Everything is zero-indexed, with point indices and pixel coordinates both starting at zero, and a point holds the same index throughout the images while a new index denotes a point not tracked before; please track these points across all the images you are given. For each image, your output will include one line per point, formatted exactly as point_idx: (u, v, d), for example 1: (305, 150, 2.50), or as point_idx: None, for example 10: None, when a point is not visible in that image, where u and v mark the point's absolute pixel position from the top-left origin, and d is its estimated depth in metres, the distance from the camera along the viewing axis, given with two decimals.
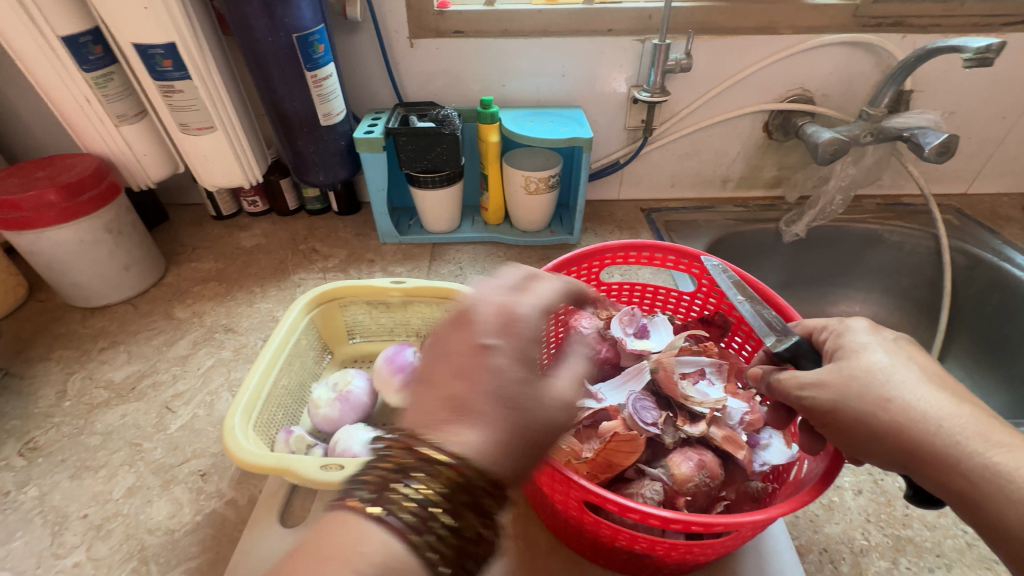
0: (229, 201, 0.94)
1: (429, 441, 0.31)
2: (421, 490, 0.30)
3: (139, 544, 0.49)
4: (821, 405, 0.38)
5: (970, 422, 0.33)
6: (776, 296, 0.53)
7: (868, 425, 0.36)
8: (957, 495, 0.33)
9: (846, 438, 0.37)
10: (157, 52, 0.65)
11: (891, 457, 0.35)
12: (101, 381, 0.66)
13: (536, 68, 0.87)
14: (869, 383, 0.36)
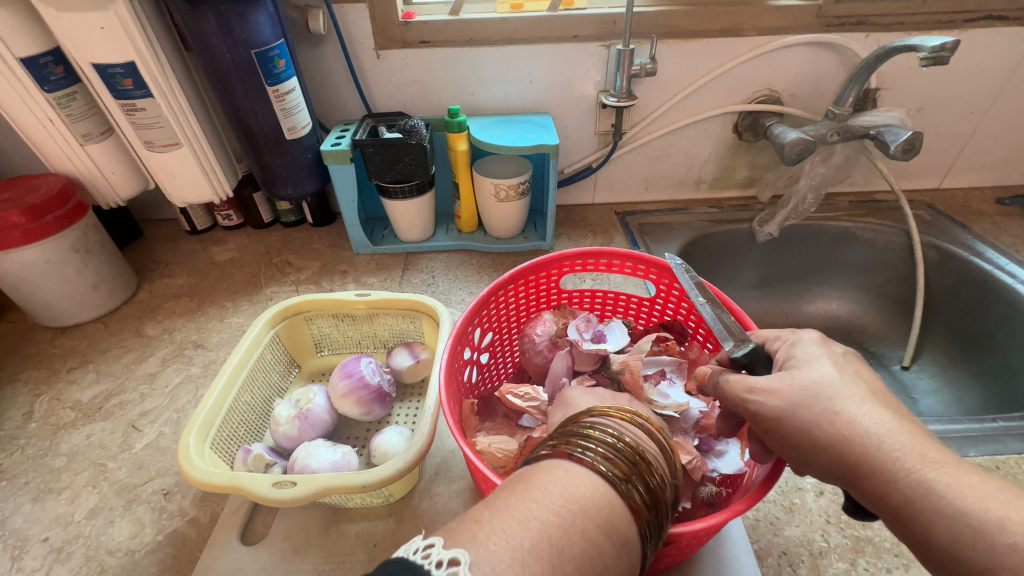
0: (203, 216, 0.94)
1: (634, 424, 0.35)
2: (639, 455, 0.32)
3: (99, 566, 0.49)
4: (767, 412, 0.38)
5: (908, 439, 0.33)
6: (733, 302, 0.52)
7: (814, 438, 0.36)
8: (889, 512, 0.33)
9: (788, 448, 0.37)
10: (117, 72, 0.65)
11: (831, 468, 0.35)
12: (68, 401, 0.66)
13: (505, 76, 0.87)
14: (816, 396, 0.36)
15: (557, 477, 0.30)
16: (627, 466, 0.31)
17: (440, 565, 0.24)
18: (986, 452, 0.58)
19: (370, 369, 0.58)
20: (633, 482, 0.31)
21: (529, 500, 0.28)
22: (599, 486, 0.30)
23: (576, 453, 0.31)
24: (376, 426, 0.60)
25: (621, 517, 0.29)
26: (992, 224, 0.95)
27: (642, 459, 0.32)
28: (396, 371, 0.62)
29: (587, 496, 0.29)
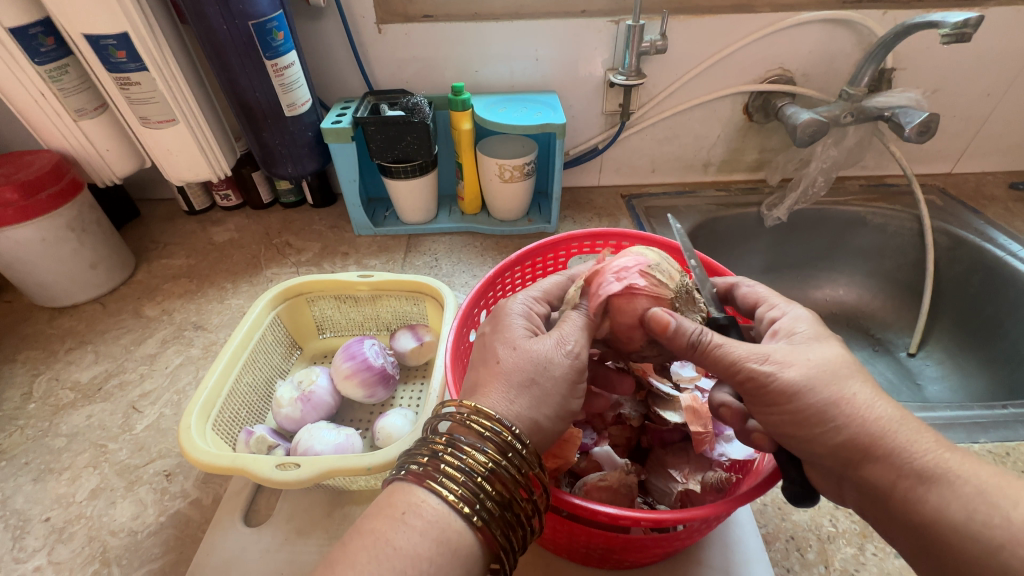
0: (201, 195, 0.92)
1: (483, 418, 0.33)
2: (481, 461, 0.31)
3: (102, 546, 0.49)
4: (782, 385, 0.34)
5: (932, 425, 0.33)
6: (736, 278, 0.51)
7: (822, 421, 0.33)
8: (892, 503, 0.32)
9: (787, 429, 0.35)
10: (110, 43, 0.63)
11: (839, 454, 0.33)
12: (67, 381, 0.65)
13: (510, 52, 0.84)
14: (830, 376, 0.34)
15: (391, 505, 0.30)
16: (465, 480, 0.30)
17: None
18: (996, 439, 0.58)
19: (374, 351, 0.57)
20: (479, 499, 0.30)
21: (372, 532, 0.29)
22: (442, 515, 0.29)
23: (422, 479, 0.31)
24: (380, 408, 0.59)
25: (456, 538, 0.29)
26: (1005, 209, 0.94)
27: (496, 466, 0.31)
28: (400, 354, 0.61)
29: (423, 525, 0.29)
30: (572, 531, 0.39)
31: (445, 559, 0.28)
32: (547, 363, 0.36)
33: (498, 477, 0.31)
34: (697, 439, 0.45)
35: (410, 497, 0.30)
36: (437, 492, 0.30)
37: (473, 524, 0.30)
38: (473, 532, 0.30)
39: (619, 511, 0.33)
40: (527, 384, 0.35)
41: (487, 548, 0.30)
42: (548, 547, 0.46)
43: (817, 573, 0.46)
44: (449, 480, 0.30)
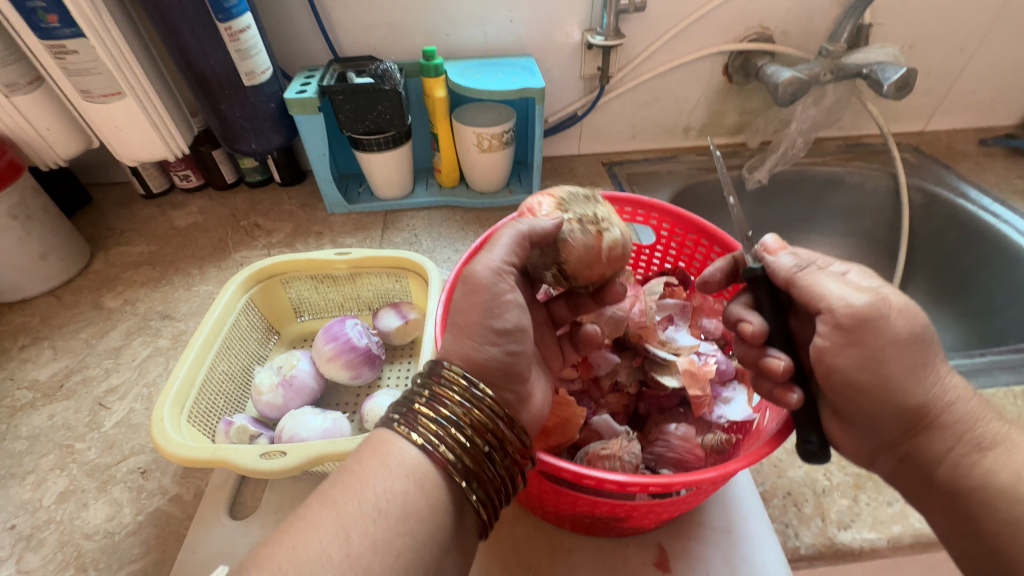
0: (158, 177, 0.86)
1: (458, 369, 0.34)
2: (450, 414, 0.32)
3: (76, 551, 0.46)
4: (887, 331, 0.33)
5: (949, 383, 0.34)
6: (721, 233, 0.49)
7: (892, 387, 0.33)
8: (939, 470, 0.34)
9: (857, 398, 0.35)
10: (38, 6, 0.57)
11: (900, 426, 0.34)
12: (24, 381, 0.61)
13: (482, 14, 0.80)
14: (909, 342, 0.33)
15: (368, 450, 0.32)
16: (437, 428, 0.31)
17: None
18: (976, 386, 0.59)
19: (357, 331, 0.54)
20: (441, 434, 0.31)
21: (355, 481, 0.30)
22: (406, 450, 0.31)
23: (390, 420, 0.33)
24: (366, 390, 0.57)
25: (428, 485, 0.30)
26: (975, 164, 0.96)
27: (455, 402, 0.33)
28: (384, 333, 0.58)
29: (397, 469, 0.30)
30: (575, 501, 0.38)
31: (413, 499, 0.30)
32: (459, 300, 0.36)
33: (458, 412, 0.32)
34: (697, 403, 0.44)
35: (380, 437, 0.32)
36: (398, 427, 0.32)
37: (447, 472, 0.31)
38: (435, 467, 0.31)
39: (629, 479, 0.32)
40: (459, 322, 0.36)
41: (457, 499, 0.31)
42: (550, 520, 0.45)
43: (814, 526, 0.46)
44: (410, 419, 0.32)
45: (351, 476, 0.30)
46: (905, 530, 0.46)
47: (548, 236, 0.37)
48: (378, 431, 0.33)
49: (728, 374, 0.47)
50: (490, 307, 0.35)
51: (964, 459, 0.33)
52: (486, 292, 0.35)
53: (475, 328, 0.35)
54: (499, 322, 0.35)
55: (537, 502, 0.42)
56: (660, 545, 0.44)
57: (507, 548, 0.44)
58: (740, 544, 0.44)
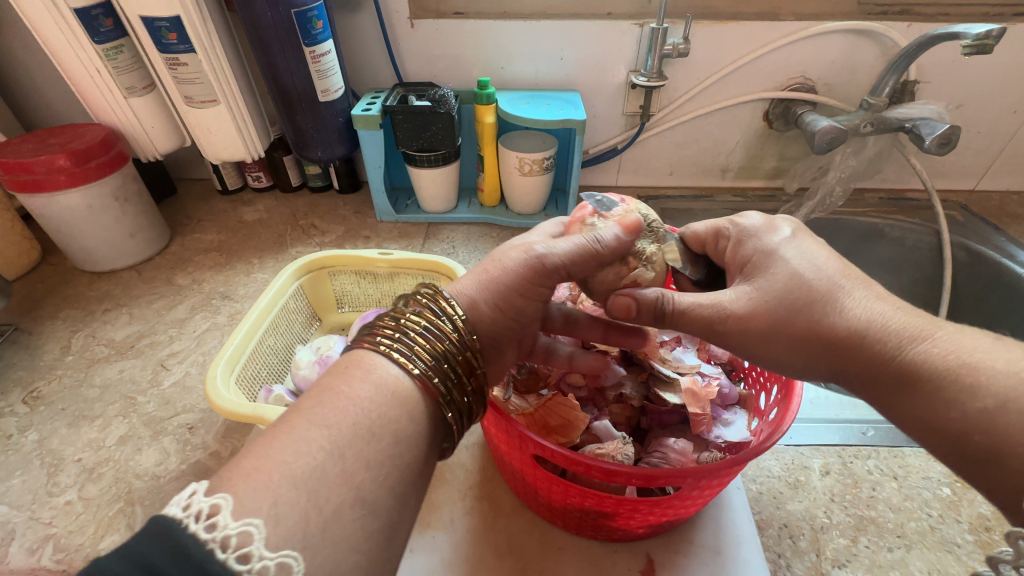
0: (235, 176, 0.97)
1: (445, 302, 0.37)
2: (434, 345, 0.35)
3: (127, 487, 0.52)
4: (808, 290, 0.37)
5: (884, 313, 0.35)
6: None
7: (807, 334, 0.36)
8: (891, 382, 0.34)
9: (814, 342, 0.36)
10: (162, 25, 0.68)
11: (881, 375, 0.34)
12: (103, 339, 0.70)
13: (536, 52, 0.87)
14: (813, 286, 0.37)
15: (349, 368, 0.33)
16: (420, 355, 0.34)
17: (198, 517, 0.23)
18: None
19: None
20: (433, 365, 0.34)
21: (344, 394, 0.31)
22: (398, 377, 0.33)
23: (374, 344, 0.34)
24: None
25: (412, 404, 0.32)
26: None
27: (447, 338, 0.35)
28: None
29: (383, 388, 0.32)
30: (565, 492, 0.41)
31: (402, 417, 0.31)
32: (503, 260, 0.41)
33: (450, 348, 0.35)
34: (695, 420, 0.47)
35: (362, 359, 0.33)
36: (392, 355, 0.33)
37: (427, 395, 0.33)
38: (424, 395, 0.33)
39: (614, 467, 0.35)
40: (483, 274, 0.41)
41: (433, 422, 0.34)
42: (543, 515, 0.48)
43: (807, 560, 0.46)
44: (401, 347, 0.34)
45: (340, 395, 0.30)
46: None
47: (611, 253, 0.42)
48: (359, 352, 0.34)
49: (730, 399, 0.50)
50: (530, 286, 0.40)
51: (950, 382, 0.32)
52: (536, 271, 0.40)
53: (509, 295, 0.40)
54: (521, 303, 0.41)
55: (532, 493, 0.45)
56: (648, 555, 0.46)
57: (501, 536, 0.47)
58: (727, 565, 0.45)
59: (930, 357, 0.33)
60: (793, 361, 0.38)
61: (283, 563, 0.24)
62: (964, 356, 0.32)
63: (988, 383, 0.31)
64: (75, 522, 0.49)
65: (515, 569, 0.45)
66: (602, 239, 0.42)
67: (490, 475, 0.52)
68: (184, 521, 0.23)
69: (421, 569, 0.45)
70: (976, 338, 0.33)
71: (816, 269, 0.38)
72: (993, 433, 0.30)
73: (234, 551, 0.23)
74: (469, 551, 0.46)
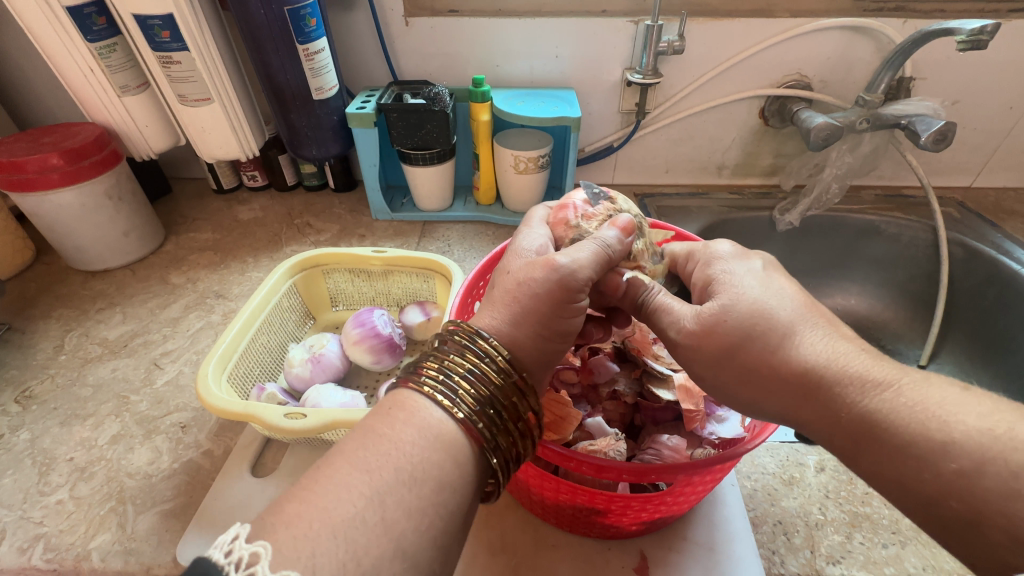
0: (230, 175, 0.96)
1: (486, 337, 0.36)
2: (477, 386, 0.34)
3: (119, 486, 0.52)
4: (769, 323, 0.36)
5: (850, 357, 0.34)
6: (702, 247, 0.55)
7: (768, 378, 0.36)
8: (857, 434, 0.33)
9: (777, 380, 0.36)
10: (155, 23, 0.68)
11: (848, 426, 0.33)
12: (96, 338, 0.69)
13: (531, 49, 0.87)
14: (775, 320, 0.37)
15: (394, 410, 0.33)
16: (462, 399, 0.33)
17: (239, 566, 0.24)
18: None
19: (383, 320, 0.60)
20: (477, 409, 0.33)
21: (392, 438, 0.31)
22: (442, 420, 0.32)
23: (417, 385, 0.34)
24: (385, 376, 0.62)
25: (459, 452, 0.32)
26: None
27: (494, 381, 0.34)
28: (407, 327, 0.63)
29: (430, 435, 0.31)
30: (557, 488, 0.41)
31: (448, 466, 0.31)
32: (529, 281, 0.38)
33: (495, 391, 0.34)
34: (688, 416, 0.46)
35: (407, 401, 0.33)
36: (435, 397, 0.33)
37: (475, 442, 0.33)
38: (470, 440, 0.32)
39: (605, 463, 0.35)
40: (511, 303, 0.38)
41: (480, 470, 0.33)
42: (536, 512, 0.47)
43: (802, 556, 0.46)
44: (446, 389, 0.33)
45: (384, 439, 0.31)
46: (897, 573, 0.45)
47: (622, 255, 0.43)
48: (403, 394, 0.34)
49: None
50: (565, 306, 0.38)
51: (921, 439, 0.30)
52: (567, 291, 0.38)
53: (536, 317, 0.37)
54: (564, 324, 0.39)
55: (524, 490, 0.45)
56: (641, 552, 0.46)
57: (494, 534, 0.47)
58: (720, 562, 0.45)
59: (897, 408, 0.32)
60: (757, 397, 0.37)
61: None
62: (933, 408, 0.31)
63: (959, 442, 0.29)
64: (66, 521, 0.49)
65: (509, 567, 0.45)
66: (609, 241, 0.42)
67: None
68: (225, 567, 0.25)
69: None
70: (947, 388, 0.32)
71: (781, 305, 0.37)
72: (963, 494, 0.29)
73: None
74: (461, 549, 0.46)
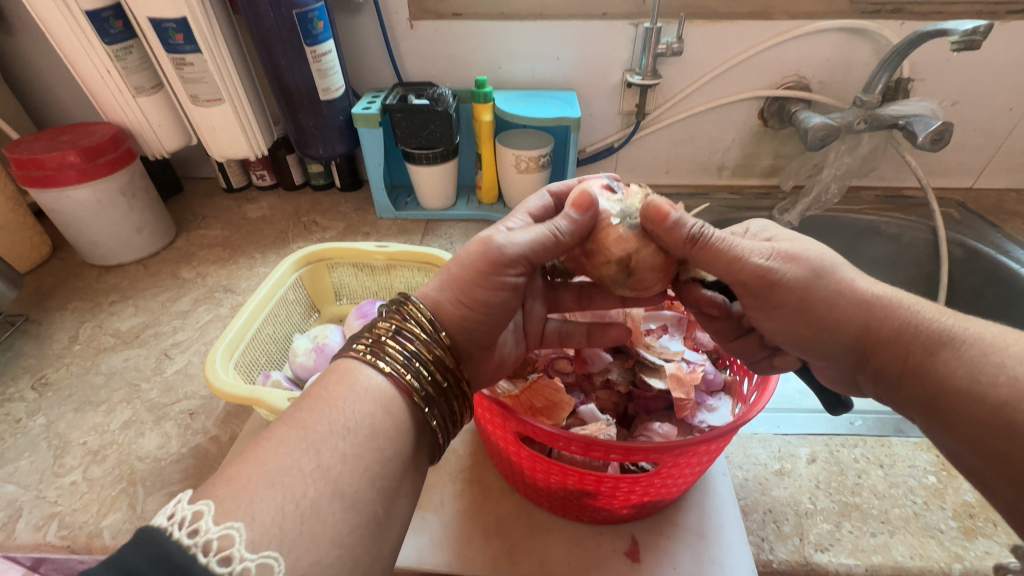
0: (239, 174, 0.99)
1: (419, 303, 0.38)
2: (409, 347, 0.36)
3: (130, 469, 0.54)
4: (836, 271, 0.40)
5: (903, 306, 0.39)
6: None
7: (827, 325, 0.40)
8: (909, 366, 0.37)
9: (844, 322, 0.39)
10: (170, 26, 0.70)
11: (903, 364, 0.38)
12: (109, 329, 0.72)
13: (533, 51, 0.89)
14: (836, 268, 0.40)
15: (332, 375, 0.35)
16: (394, 358, 0.35)
17: (182, 524, 0.25)
18: None
19: None
20: (407, 364, 0.35)
21: (330, 399, 0.33)
22: (375, 379, 0.34)
23: (355, 351, 0.36)
24: None
25: (392, 405, 0.34)
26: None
27: (424, 341, 0.37)
28: None
29: (365, 392, 0.33)
30: (549, 470, 0.42)
31: (384, 418, 0.33)
32: (461, 255, 0.41)
33: (421, 347, 0.36)
34: (679, 404, 0.48)
35: (344, 366, 0.35)
36: (371, 360, 0.35)
37: (408, 396, 0.35)
38: (401, 395, 0.34)
39: (593, 441, 0.37)
40: (444, 273, 0.41)
41: (414, 423, 0.35)
42: (530, 498, 0.49)
43: (791, 543, 0.47)
44: (379, 350, 0.35)
45: (318, 400, 0.33)
46: (885, 561, 0.46)
47: (573, 240, 0.41)
48: (341, 360, 0.36)
49: (715, 385, 0.52)
50: (484, 275, 0.39)
51: (963, 369, 0.35)
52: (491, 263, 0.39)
53: (462, 285, 0.39)
54: (482, 294, 0.39)
55: (518, 474, 0.47)
56: (633, 537, 0.47)
57: (489, 517, 0.49)
58: (710, 547, 0.46)
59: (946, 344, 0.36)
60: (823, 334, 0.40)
61: (264, 563, 0.25)
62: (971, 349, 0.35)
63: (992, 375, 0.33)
64: (79, 500, 0.51)
65: (503, 549, 0.46)
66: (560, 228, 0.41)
67: (480, 460, 0.53)
68: (168, 528, 0.25)
69: (411, 548, 0.46)
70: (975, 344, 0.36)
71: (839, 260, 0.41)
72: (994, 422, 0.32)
73: (216, 554, 0.25)
74: (457, 532, 0.47)
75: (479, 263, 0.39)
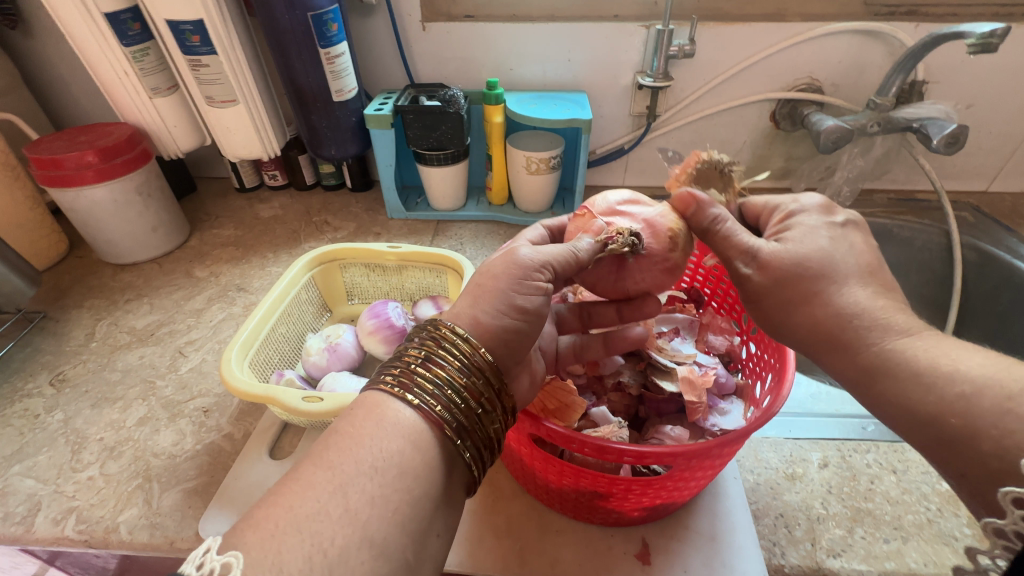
0: (252, 174, 1.00)
1: (455, 329, 0.37)
2: (445, 378, 0.35)
3: (146, 465, 0.55)
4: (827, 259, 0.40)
5: (878, 309, 0.38)
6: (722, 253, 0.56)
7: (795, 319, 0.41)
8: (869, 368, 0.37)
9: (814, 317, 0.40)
10: (186, 28, 0.71)
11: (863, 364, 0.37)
12: (124, 326, 0.73)
13: (544, 53, 0.89)
14: (834, 259, 0.40)
15: (362, 410, 0.34)
16: (428, 392, 0.34)
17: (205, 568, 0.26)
18: None
19: (397, 313, 0.62)
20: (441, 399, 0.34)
21: (358, 434, 0.32)
22: (409, 417, 0.33)
23: (384, 385, 0.35)
24: None
25: (427, 442, 0.33)
26: None
27: (459, 372, 0.35)
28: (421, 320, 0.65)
29: (399, 429, 0.33)
30: (561, 472, 0.42)
31: (416, 455, 0.32)
32: (489, 269, 0.41)
33: (455, 374, 0.35)
34: (691, 408, 0.48)
35: (374, 401, 0.34)
36: (404, 397, 0.34)
37: (444, 431, 0.34)
38: (435, 430, 0.33)
39: (605, 444, 0.37)
40: (476, 290, 0.40)
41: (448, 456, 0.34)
42: (541, 498, 0.49)
43: (803, 548, 0.47)
44: (411, 383, 0.35)
45: (345, 437, 0.32)
46: (898, 567, 0.45)
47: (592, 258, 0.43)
48: (374, 394, 0.35)
49: (727, 389, 0.52)
50: (520, 283, 0.40)
51: (923, 373, 0.34)
52: (512, 274, 0.40)
53: (493, 298, 0.39)
54: (522, 300, 0.39)
55: (529, 474, 0.47)
56: (643, 539, 0.47)
57: (500, 518, 0.49)
58: (721, 551, 0.46)
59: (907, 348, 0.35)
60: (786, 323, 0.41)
61: None
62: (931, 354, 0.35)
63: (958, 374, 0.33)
64: (97, 495, 0.52)
65: (514, 550, 0.46)
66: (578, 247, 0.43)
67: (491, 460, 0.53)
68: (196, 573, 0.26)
69: None
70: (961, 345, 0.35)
71: (845, 254, 0.40)
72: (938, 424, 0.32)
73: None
74: (469, 533, 0.48)
75: (508, 275, 0.40)
